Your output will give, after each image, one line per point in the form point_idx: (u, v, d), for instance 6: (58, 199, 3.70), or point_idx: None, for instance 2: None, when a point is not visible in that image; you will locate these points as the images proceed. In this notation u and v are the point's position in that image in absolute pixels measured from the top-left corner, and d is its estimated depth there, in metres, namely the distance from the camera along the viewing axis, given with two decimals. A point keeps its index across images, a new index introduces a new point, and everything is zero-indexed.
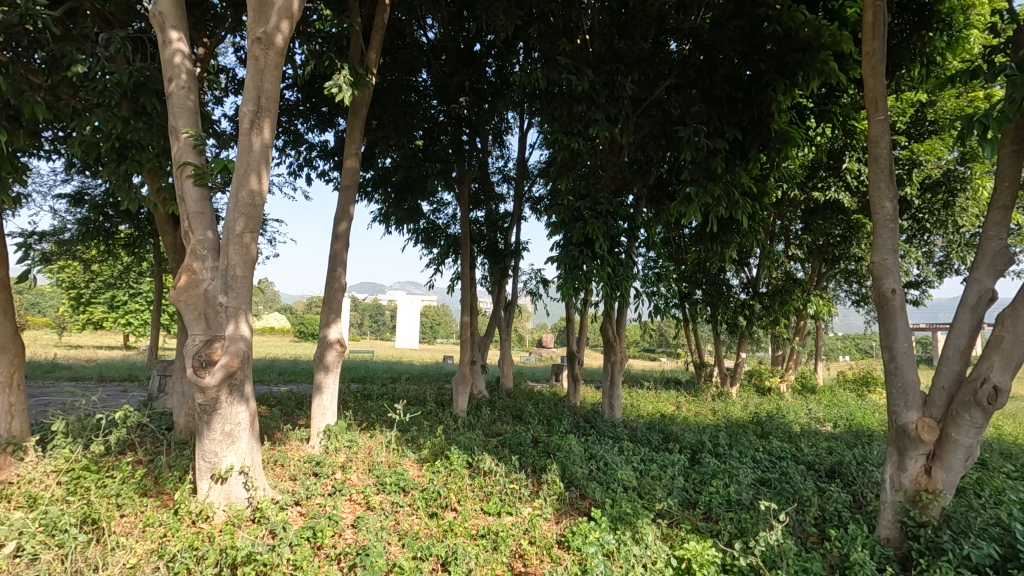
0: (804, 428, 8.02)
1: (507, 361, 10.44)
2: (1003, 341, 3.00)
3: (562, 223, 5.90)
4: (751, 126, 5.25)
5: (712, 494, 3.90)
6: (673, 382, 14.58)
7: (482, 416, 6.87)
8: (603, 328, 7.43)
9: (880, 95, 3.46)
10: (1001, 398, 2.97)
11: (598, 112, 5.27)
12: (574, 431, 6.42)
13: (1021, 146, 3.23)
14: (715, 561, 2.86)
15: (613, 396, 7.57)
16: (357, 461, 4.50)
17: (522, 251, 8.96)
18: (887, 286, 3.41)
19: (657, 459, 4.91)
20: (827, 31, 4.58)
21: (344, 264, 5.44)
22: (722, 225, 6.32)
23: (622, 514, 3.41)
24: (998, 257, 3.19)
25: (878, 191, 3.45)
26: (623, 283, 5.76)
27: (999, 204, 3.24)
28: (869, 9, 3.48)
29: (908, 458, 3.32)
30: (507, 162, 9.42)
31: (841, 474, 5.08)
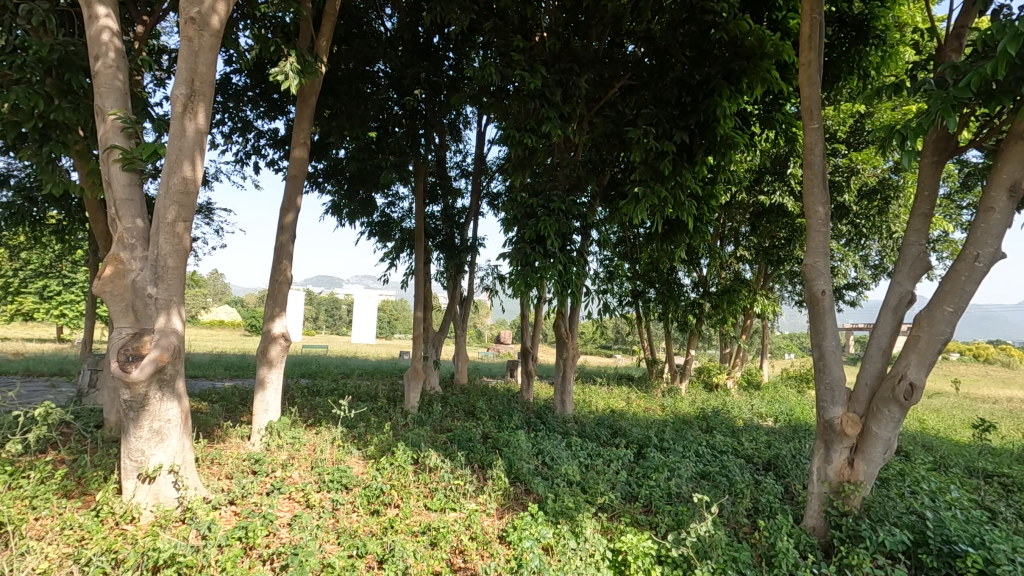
0: (747, 423, 8.33)
1: (462, 357, 10.41)
2: (919, 341, 3.19)
3: (515, 220, 5.92)
4: (698, 129, 5.42)
5: (652, 488, 3.99)
6: (625, 378, 14.90)
7: (434, 412, 6.83)
8: (555, 326, 7.49)
9: (815, 103, 3.61)
10: (916, 394, 3.16)
11: (551, 110, 5.31)
12: (524, 426, 6.46)
13: (941, 158, 3.43)
14: (650, 553, 2.94)
15: (565, 392, 7.65)
16: (299, 459, 4.39)
17: (478, 246, 8.92)
18: (817, 287, 3.57)
19: (604, 454, 4.99)
20: (770, 41, 4.77)
21: (291, 256, 5.29)
22: (671, 225, 6.48)
23: (564, 508, 3.46)
24: (917, 261, 3.39)
25: (811, 196, 3.60)
26: (574, 280, 5.84)
27: (919, 212, 3.44)
28: (805, 21, 3.63)
29: (833, 451, 3.49)
30: (465, 157, 9.38)
31: (778, 467, 5.30)
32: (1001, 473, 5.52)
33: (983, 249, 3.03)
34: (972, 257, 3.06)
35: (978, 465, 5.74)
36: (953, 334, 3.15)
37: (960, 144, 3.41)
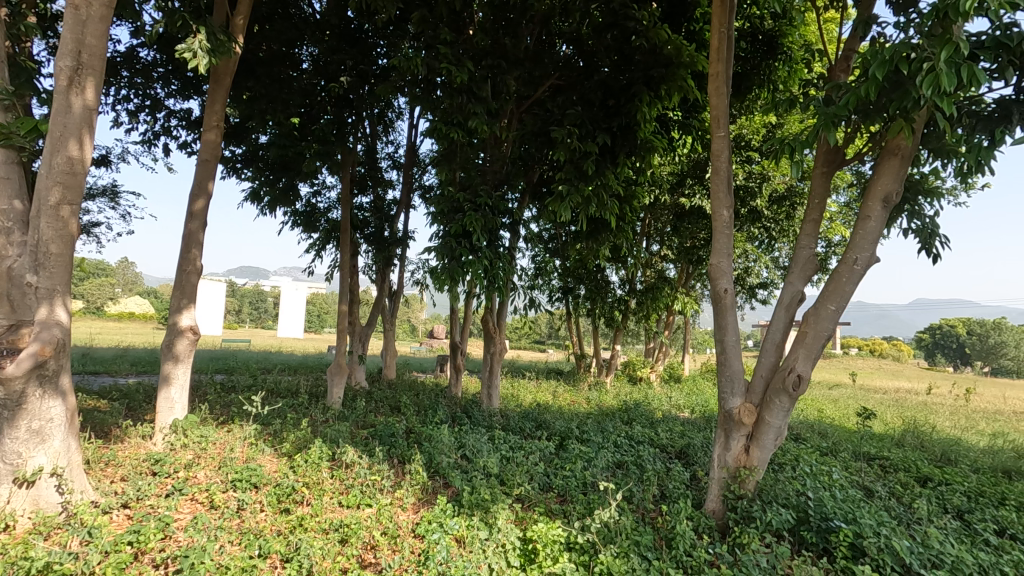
0: (665, 414, 8.74)
1: (390, 352, 10.26)
2: (807, 336, 3.47)
3: (442, 214, 5.90)
4: (620, 132, 5.63)
5: (568, 479, 4.12)
6: (555, 373, 15.22)
7: (357, 408, 6.69)
8: (483, 321, 7.52)
9: (722, 113, 3.84)
10: (803, 385, 3.44)
11: (478, 106, 5.33)
12: (449, 421, 6.46)
13: (830, 169, 3.74)
14: (559, 540, 3.03)
15: (491, 387, 7.71)
16: (205, 458, 4.18)
17: (409, 239, 8.79)
18: (720, 286, 3.80)
19: (525, 446, 5.09)
20: (686, 51, 5.03)
21: (200, 245, 5.01)
22: (596, 224, 6.67)
23: (480, 500, 3.50)
24: (807, 264, 3.69)
25: (717, 200, 3.83)
26: (500, 275, 5.90)
27: (810, 219, 3.75)
28: (715, 35, 3.84)
29: (732, 439, 3.73)
30: (396, 149, 9.22)
31: (688, 456, 5.60)
32: (881, 456, 6.12)
33: (861, 254, 3.35)
34: (851, 261, 3.38)
35: (861, 449, 6.34)
36: (835, 330, 3.45)
37: (845, 157, 3.73)
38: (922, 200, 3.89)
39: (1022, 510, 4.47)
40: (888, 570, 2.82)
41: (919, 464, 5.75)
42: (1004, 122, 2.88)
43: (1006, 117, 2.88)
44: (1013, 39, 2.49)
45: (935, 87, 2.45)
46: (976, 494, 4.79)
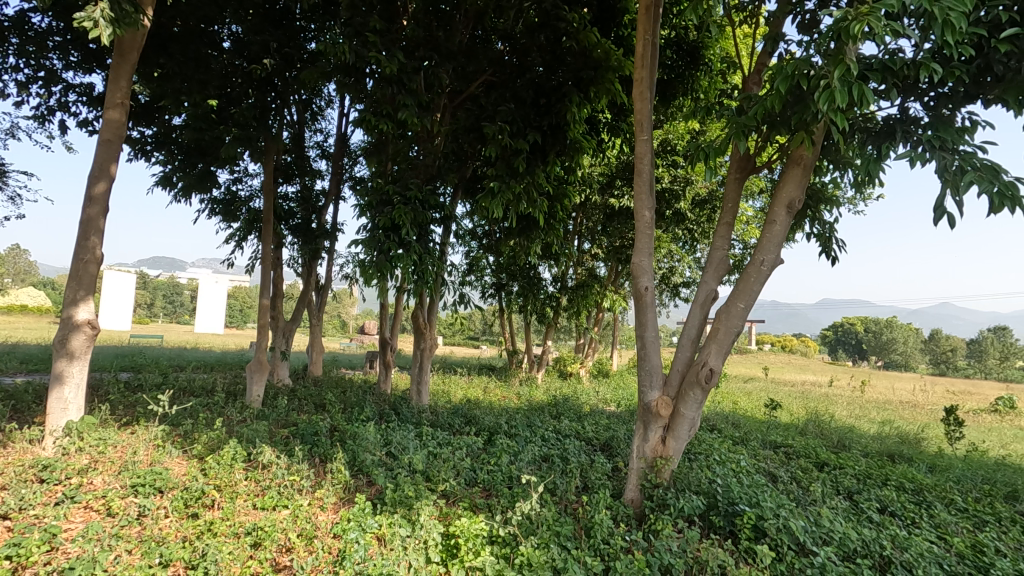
0: (592, 408, 8.99)
1: (316, 348, 9.90)
2: (718, 332, 3.68)
3: (370, 206, 5.76)
4: (550, 131, 5.72)
5: (494, 473, 4.16)
6: (487, 368, 15.31)
7: (278, 406, 6.41)
8: (413, 316, 7.40)
9: (645, 117, 3.99)
10: (715, 378, 3.65)
11: (409, 98, 5.24)
12: (376, 417, 6.34)
13: (743, 175, 3.97)
14: (482, 534, 3.04)
15: (421, 383, 7.62)
16: (103, 462, 3.88)
17: (337, 232, 8.52)
18: (641, 284, 3.95)
19: (453, 442, 5.08)
20: (615, 56, 5.18)
21: (100, 232, 4.62)
22: (527, 221, 6.75)
23: (404, 497, 3.46)
24: (720, 264, 3.90)
25: (640, 200, 3.97)
26: (430, 270, 5.84)
27: (724, 221, 3.97)
28: (640, 42, 3.96)
29: (650, 430, 3.90)
30: (325, 137, 8.90)
31: (612, 448, 5.80)
32: (786, 444, 6.60)
33: (767, 255, 3.60)
34: (759, 262, 3.62)
35: (769, 438, 6.80)
36: (744, 327, 3.69)
37: (756, 164, 3.96)
38: (821, 207, 4.23)
39: (902, 489, 4.97)
40: (784, 548, 3.04)
41: (818, 450, 6.25)
42: (889, 139, 3.14)
43: (891, 134, 3.15)
44: (896, 63, 2.74)
45: (830, 103, 2.65)
46: (865, 476, 5.27)
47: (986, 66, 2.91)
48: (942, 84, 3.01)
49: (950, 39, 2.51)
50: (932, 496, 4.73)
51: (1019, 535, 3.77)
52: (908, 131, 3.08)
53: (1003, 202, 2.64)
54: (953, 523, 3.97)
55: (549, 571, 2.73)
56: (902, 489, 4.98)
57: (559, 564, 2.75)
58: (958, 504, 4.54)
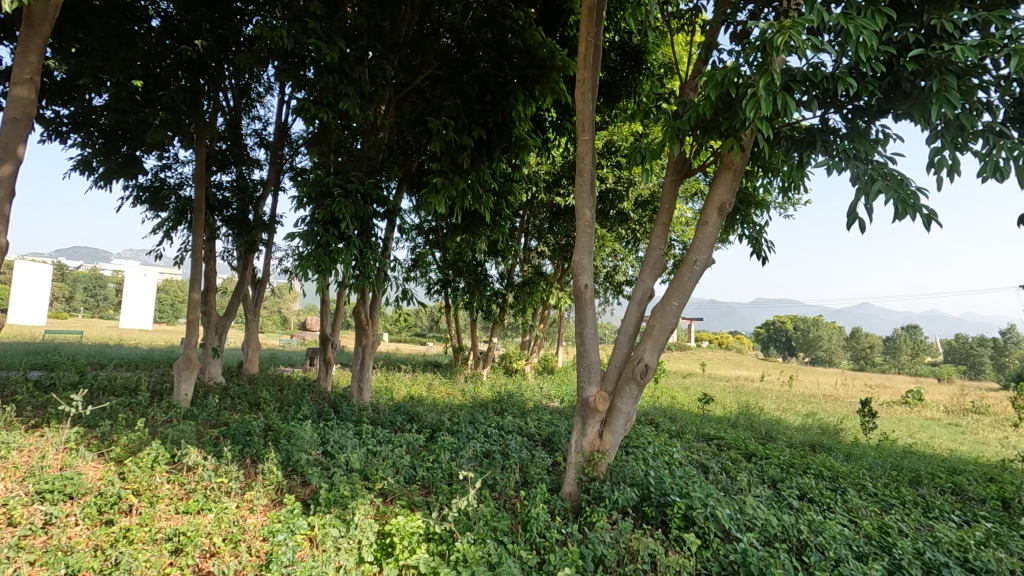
0: (536, 404, 9.09)
1: (252, 345, 9.51)
2: (653, 329, 3.80)
3: (309, 198, 5.58)
4: (495, 128, 5.72)
5: (433, 470, 4.13)
6: (432, 365, 15.19)
7: (208, 404, 6.11)
8: (354, 312, 7.24)
9: (587, 118, 4.06)
10: (650, 373, 3.76)
11: (350, 88, 5.11)
12: (313, 416, 6.17)
13: (679, 178, 4.11)
14: (418, 532, 3.01)
15: (362, 380, 7.47)
16: (6, 468, 3.58)
17: (276, 224, 8.20)
18: (581, 282, 4.02)
19: (393, 439, 5.01)
20: (559, 56, 5.24)
21: (4, 217, 4.24)
22: (472, 217, 6.72)
23: (339, 497, 3.39)
24: (657, 263, 4.03)
25: (581, 199, 4.05)
26: (372, 265, 5.71)
27: (660, 222, 4.10)
28: (582, 42, 4.02)
29: (588, 425, 3.98)
30: (264, 125, 8.55)
31: (553, 443, 5.89)
32: (718, 436, 6.91)
33: (699, 255, 3.74)
34: (692, 261, 3.76)
35: (702, 431, 7.10)
36: (678, 324, 3.82)
37: (691, 167, 4.11)
38: (751, 210, 4.44)
39: (820, 477, 5.30)
40: (710, 536, 3.18)
41: (747, 442, 6.58)
42: (810, 147, 3.33)
43: (812, 143, 3.35)
44: (817, 76, 2.91)
45: (756, 111, 2.79)
46: (788, 466, 5.60)
47: (895, 83, 3.13)
48: (858, 98, 3.22)
49: (863, 56, 2.69)
50: (847, 483, 5.08)
51: (919, 516, 4.10)
52: (827, 141, 3.28)
53: (906, 210, 2.86)
54: (863, 507, 4.27)
55: (484, 566, 2.74)
56: (820, 477, 5.32)
57: (494, 558, 2.76)
58: (869, 490, 4.89)
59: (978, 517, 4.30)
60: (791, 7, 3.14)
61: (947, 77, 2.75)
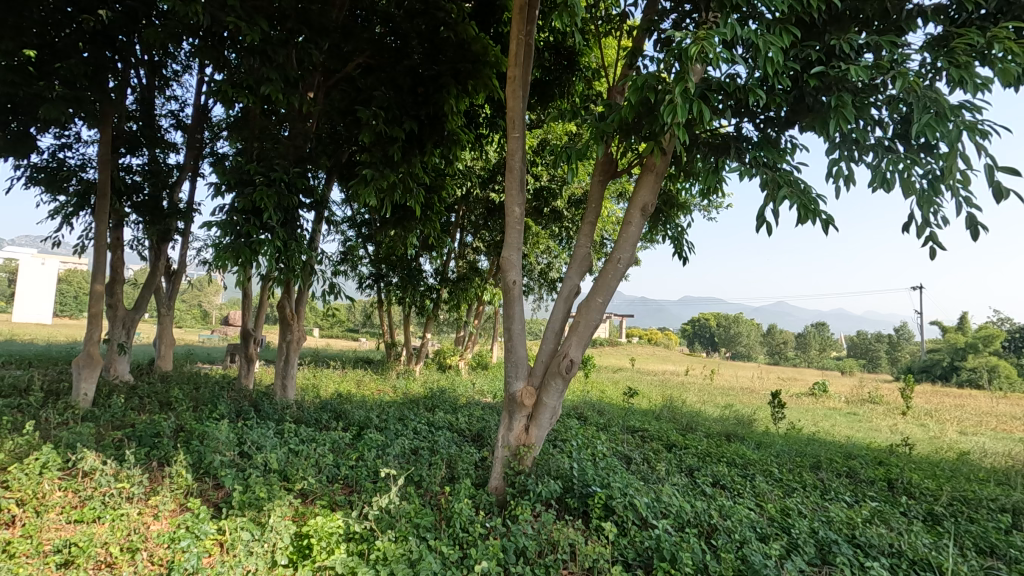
0: (468, 400, 9.08)
1: (165, 341, 8.90)
2: (579, 326, 3.90)
3: (228, 185, 5.29)
4: (428, 121, 5.66)
5: (358, 468, 4.04)
6: (363, 361, 14.83)
7: (111, 405, 5.66)
8: (278, 306, 6.93)
9: (517, 115, 4.09)
10: (574, 368, 3.86)
11: (273, 72, 4.87)
12: (231, 415, 5.87)
13: (605, 178, 4.22)
14: (337, 532, 2.93)
15: (287, 377, 7.18)
16: None
17: (193, 212, 7.71)
18: (510, 278, 4.05)
19: (317, 438, 4.86)
20: (492, 52, 5.24)
21: None
22: (404, 211, 6.60)
23: (254, 498, 3.26)
24: (584, 260, 4.13)
25: (511, 196, 4.08)
26: (295, 257, 5.43)
27: (588, 221, 4.20)
28: (513, 39, 4.01)
29: (514, 419, 4.03)
30: (180, 106, 7.99)
31: (483, 438, 5.92)
32: (642, 428, 7.18)
33: (622, 254, 3.88)
34: (616, 260, 3.89)
35: (628, 423, 7.37)
36: (602, 321, 3.94)
37: (617, 168, 4.24)
38: (673, 212, 4.64)
39: (732, 465, 5.64)
40: (628, 524, 3.31)
41: (668, 433, 6.89)
42: (725, 153, 3.52)
43: (726, 149, 3.54)
44: (730, 87, 3.08)
45: (673, 117, 2.92)
46: (704, 455, 5.91)
47: (801, 97, 3.36)
48: (768, 109, 3.43)
49: (770, 70, 2.87)
50: (755, 469, 5.43)
51: (816, 498, 4.45)
52: (740, 148, 3.48)
53: (807, 215, 3.09)
54: (769, 491, 4.59)
55: (405, 563, 2.70)
56: (733, 465, 5.66)
57: (415, 555, 2.72)
58: (775, 476, 5.25)
59: (866, 497, 4.73)
60: (710, 19, 3.29)
61: (843, 94, 2.98)
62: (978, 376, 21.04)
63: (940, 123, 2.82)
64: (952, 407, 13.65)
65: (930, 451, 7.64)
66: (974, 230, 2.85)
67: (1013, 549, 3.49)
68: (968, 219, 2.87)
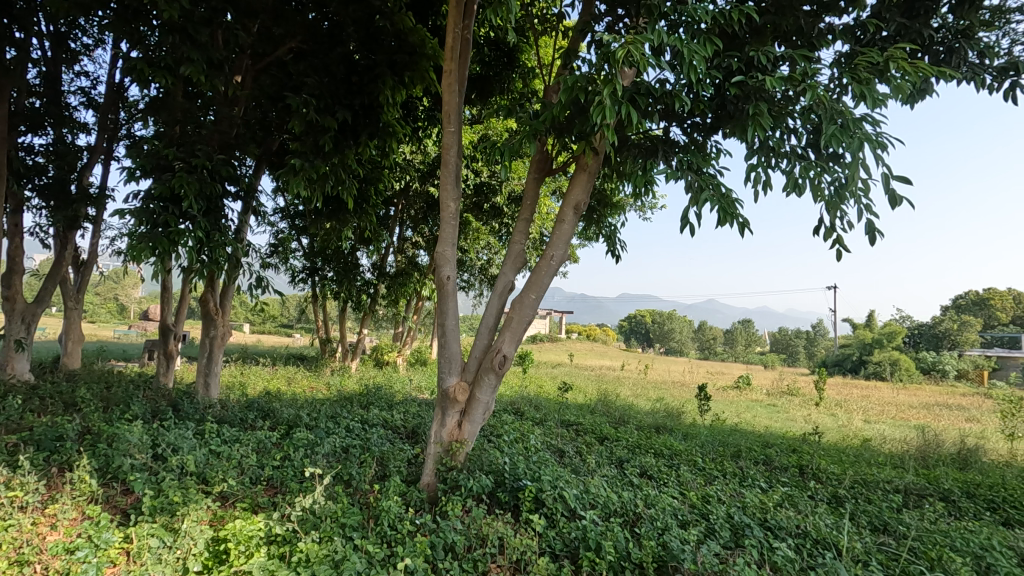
0: (404, 396, 8.96)
1: (73, 337, 8.24)
2: (512, 321, 3.93)
3: (144, 170, 4.95)
4: (362, 111, 5.52)
5: (284, 469, 3.91)
6: (296, 358, 14.29)
7: (6, 406, 5.17)
8: (201, 300, 6.56)
9: (453, 109, 4.06)
10: (507, 364, 3.88)
11: (194, 52, 4.59)
12: (146, 415, 5.51)
13: (540, 175, 4.27)
14: (257, 535, 2.82)
15: (210, 375, 6.82)
16: None
17: (106, 198, 7.16)
18: (444, 273, 4.02)
19: (242, 438, 4.65)
20: (430, 44, 5.17)
21: None
22: (337, 203, 6.41)
23: (168, 504, 3.08)
24: (518, 257, 4.16)
25: (446, 191, 4.06)
26: (219, 248, 5.17)
27: (523, 217, 4.23)
28: (449, 32, 3.98)
29: (447, 415, 4.01)
30: (92, 83, 7.39)
31: (418, 435, 5.86)
32: (576, 422, 7.34)
33: (555, 251, 3.94)
34: (549, 257, 3.94)
35: (563, 418, 7.51)
36: (535, 317, 3.98)
37: (552, 165, 4.30)
38: (606, 211, 4.77)
39: (660, 456, 5.87)
40: (557, 515, 3.37)
41: (602, 426, 7.08)
42: (653, 156, 3.65)
43: (655, 152, 3.67)
44: (657, 92, 3.19)
45: (602, 117, 2.99)
46: (634, 447, 6.12)
47: (723, 104, 3.53)
48: (694, 115, 3.58)
49: (693, 78, 3.00)
50: (681, 459, 5.68)
51: (735, 485, 4.71)
52: (668, 151, 3.62)
53: (727, 217, 3.24)
54: (692, 480, 4.82)
55: (329, 564, 2.65)
56: (660, 455, 5.89)
57: (339, 556, 2.66)
58: (698, 465, 5.52)
59: (779, 482, 5.06)
60: (641, 25, 3.39)
61: (760, 103, 3.15)
62: (883, 369, 22.83)
63: (845, 134, 3.03)
64: (860, 397, 14.79)
65: (838, 439, 8.26)
66: (873, 235, 3.08)
67: (902, 525, 3.83)
68: (868, 225, 3.10)
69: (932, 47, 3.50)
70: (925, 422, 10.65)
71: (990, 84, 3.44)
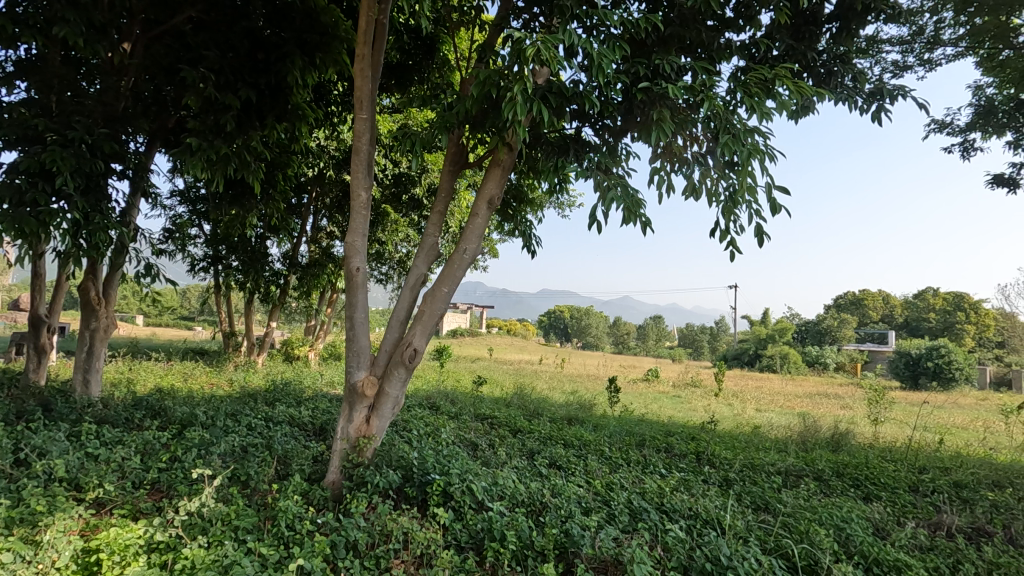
0: (314, 392, 8.61)
1: None
2: (424, 316, 3.88)
3: (8, 140, 4.38)
4: (268, 91, 5.21)
5: (173, 471, 3.63)
6: (196, 352, 13.31)
7: None
8: (80, 289, 5.91)
9: (365, 95, 3.94)
10: (418, 358, 3.83)
11: (70, 11, 4.12)
12: (8, 416, 4.90)
13: (456, 168, 4.23)
14: (136, 544, 2.61)
15: (90, 372, 6.18)
16: None
17: None
18: (354, 264, 3.90)
19: (127, 439, 4.27)
20: (343, 26, 4.98)
21: None
22: (241, 188, 6.01)
23: (30, 513, 2.77)
24: (431, 250, 4.11)
25: (356, 179, 3.93)
26: (100, 231, 4.67)
27: (437, 209, 4.18)
28: (363, 15, 3.84)
29: (355, 410, 3.91)
30: None
31: (326, 432, 5.65)
32: (491, 415, 7.39)
33: (468, 245, 3.92)
34: (462, 251, 3.93)
35: (478, 411, 7.52)
36: (447, 311, 3.96)
37: (468, 159, 4.27)
38: (523, 206, 4.82)
39: (570, 447, 6.05)
40: (464, 508, 3.39)
41: (516, 419, 7.18)
42: (565, 154, 3.75)
43: (566, 150, 3.77)
44: (568, 92, 3.26)
45: (514, 113, 3.02)
46: (546, 438, 6.25)
47: (631, 108, 3.67)
48: (605, 117, 3.71)
49: (602, 81, 3.09)
50: (589, 450, 5.88)
51: (638, 472, 4.95)
52: (579, 151, 3.72)
53: (631, 216, 3.39)
54: (598, 469, 5.01)
55: (218, 568, 2.50)
56: (570, 446, 6.06)
57: (229, 560, 2.53)
58: (605, 454, 5.74)
59: (677, 468, 5.39)
60: (555, 25, 3.45)
61: (664, 109, 3.30)
62: (775, 362, 24.86)
63: (737, 143, 3.25)
64: (754, 388, 16.06)
65: (732, 427, 8.90)
66: (760, 238, 3.33)
67: (780, 503, 4.20)
68: (756, 228, 3.35)
69: (816, 68, 3.84)
70: (807, 410, 11.73)
71: (861, 105, 3.82)
